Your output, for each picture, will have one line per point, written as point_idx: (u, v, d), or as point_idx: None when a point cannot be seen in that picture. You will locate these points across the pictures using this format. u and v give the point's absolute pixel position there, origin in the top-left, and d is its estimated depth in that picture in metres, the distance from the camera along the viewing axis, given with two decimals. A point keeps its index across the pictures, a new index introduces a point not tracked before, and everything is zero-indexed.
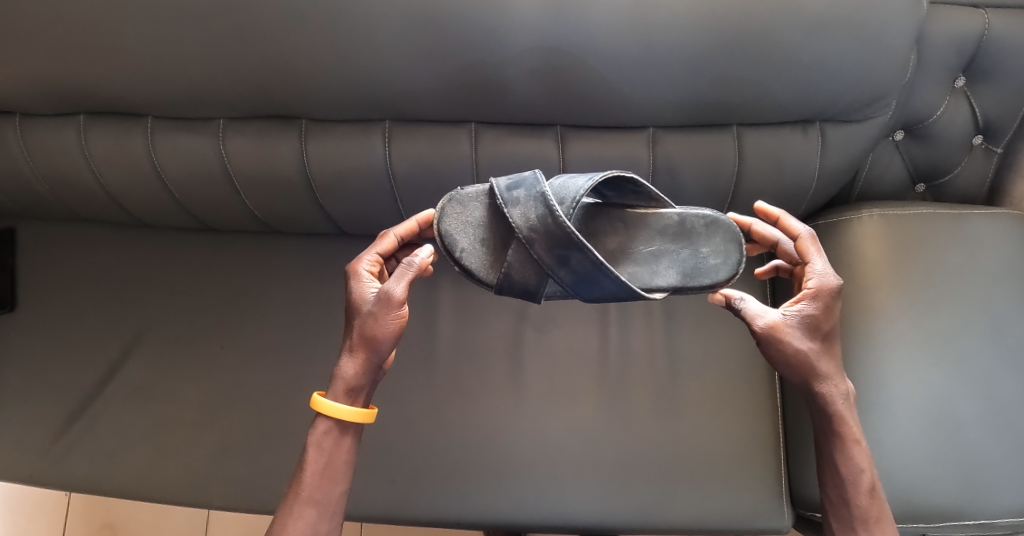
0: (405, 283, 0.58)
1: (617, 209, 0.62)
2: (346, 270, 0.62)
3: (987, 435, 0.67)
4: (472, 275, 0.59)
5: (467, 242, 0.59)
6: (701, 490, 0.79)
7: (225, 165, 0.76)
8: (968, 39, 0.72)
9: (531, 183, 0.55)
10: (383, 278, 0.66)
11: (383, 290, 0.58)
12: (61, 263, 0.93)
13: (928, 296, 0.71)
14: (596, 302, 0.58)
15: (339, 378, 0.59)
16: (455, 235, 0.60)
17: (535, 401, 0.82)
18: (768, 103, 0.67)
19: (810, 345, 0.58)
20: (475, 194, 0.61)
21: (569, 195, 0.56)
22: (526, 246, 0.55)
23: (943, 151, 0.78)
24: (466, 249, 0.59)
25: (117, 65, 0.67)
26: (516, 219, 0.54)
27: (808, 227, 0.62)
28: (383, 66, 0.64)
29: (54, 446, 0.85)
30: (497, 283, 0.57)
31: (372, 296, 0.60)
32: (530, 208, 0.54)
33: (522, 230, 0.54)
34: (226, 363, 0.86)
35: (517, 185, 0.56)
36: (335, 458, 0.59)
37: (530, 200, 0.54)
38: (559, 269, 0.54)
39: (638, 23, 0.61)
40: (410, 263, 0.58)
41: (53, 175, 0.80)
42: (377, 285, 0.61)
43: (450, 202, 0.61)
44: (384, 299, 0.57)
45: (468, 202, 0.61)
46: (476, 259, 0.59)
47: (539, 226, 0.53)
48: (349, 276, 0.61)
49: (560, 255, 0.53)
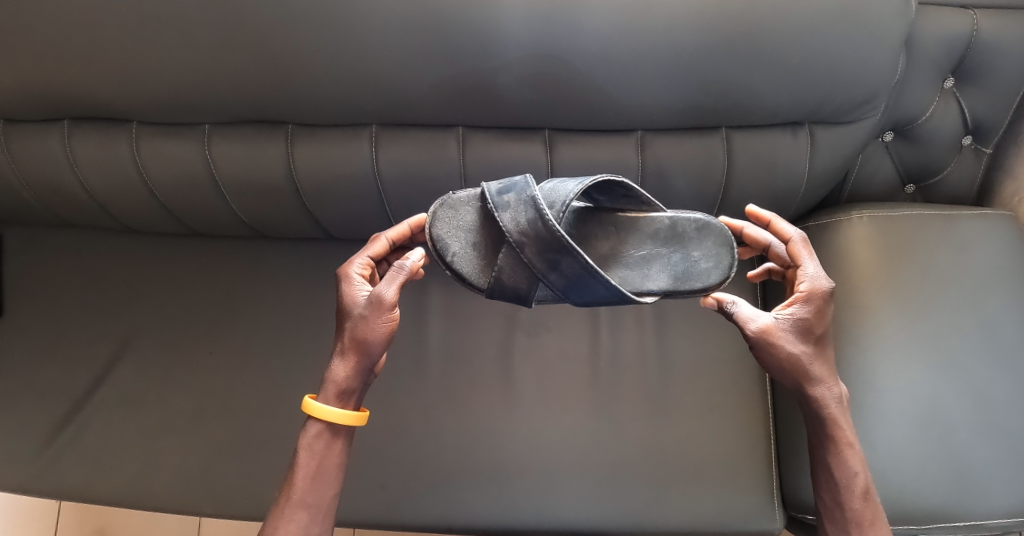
0: (396, 285, 0.57)
1: (609, 213, 0.62)
2: (337, 273, 0.62)
3: (977, 436, 0.67)
4: (463, 280, 0.59)
5: (458, 247, 0.59)
6: (694, 492, 0.78)
7: (211, 171, 0.75)
8: (956, 40, 0.72)
9: (522, 187, 0.55)
10: (375, 280, 0.65)
11: (374, 293, 0.57)
12: (49, 270, 0.93)
13: (918, 298, 0.71)
14: (587, 306, 0.57)
15: (330, 381, 0.58)
16: (447, 240, 0.59)
17: (527, 405, 0.82)
18: (756, 106, 0.67)
19: (803, 349, 0.58)
20: (467, 198, 0.61)
21: (559, 199, 0.55)
22: (515, 249, 0.54)
23: (932, 152, 0.78)
24: (458, 253, 0.59)
25: (100, 71, 0.66)
26: (506, 223, 0.54)
27: (799, 230, 0.62)
28: (369, 70, 0.64)
29: (43, 454, 0.84)
30: (488, 288, 0.57)
31: (363, 298, 0.59)
32: (520, 212, 0.54)
33: (513, 234, 0.54)
34: (217, 368, 0.86)
35: (508, 189, 0.55)
36: (327, 461, 0.58)
37: (520, 205, 0.54)
38: (550, 273, 0.54)
39: (625, 27, 0.61)
40: (401, 266, 0.57)
41: (41, 181, 0.80)
42: (369, 288, 0.60)
43: (441, 206, 0.60)
44: (375, 302, 0.57)
45: (459, 207, 0.60)
46: (467, 264, 0.59)
47: (529, 230, 0.53)
48: (340, 279, 0.61)
49: (550, 258, 0.53)
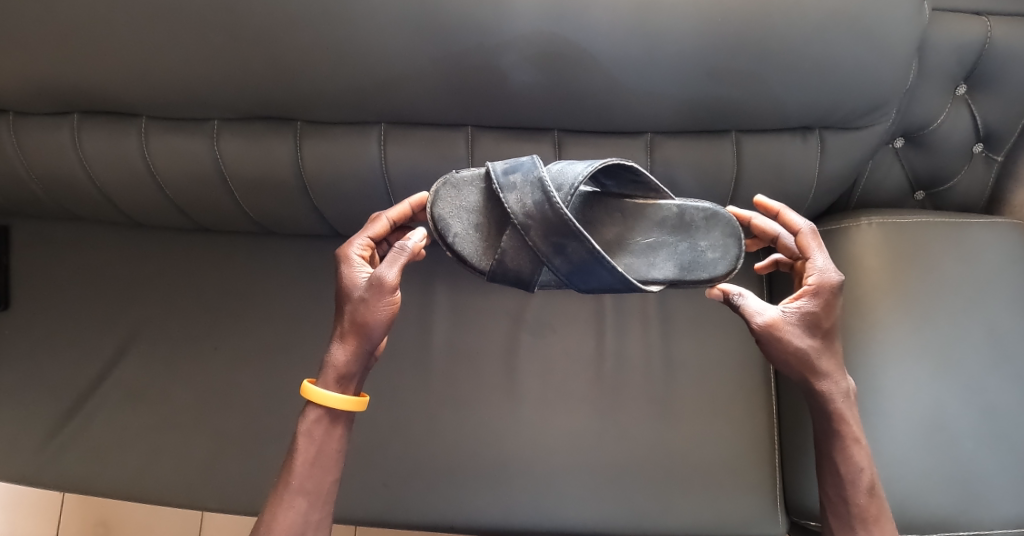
0: (398, 267, 0.57)
1: (614, 197, 0.62)
2: (337, 254, 0.61)
3: (982, 445, 0.66)
4: (464, 261, 0.59)
5: (460, 228, 0.59)
6: (695, 495, 0.79)
7: (219, 166, 0.75)
8: (969, 47, 0.71)
9: (528, 167, 0.55)
10: (375, 262, 0.65)
11: (375, 276, 0.57)
12: (55, 262, 0.93)
13: (925, 303, 0.71)
14: (591, 293, 0.58)
15: (330, 366, 0.58)
16: (449, 220, 0.59)
17: (530, 404, 0.82)
18: (767, 109, 0.66)
19: (810, 343, 0.57)
20: (471, 178, 0.60)
21: (567, 182, 0.55)
22: (518, 230, 0.54)
23: (942, 159, 0.78)
24: (460, 234, 0.59)
25: (110, 65, 0.66)
26: (511, 205, 0.54)
27: (809, 221, 0.61)
28: (379, 69, 0.64)
29: (47, 447, 0.84)
30: (490, 270, 0.57)
31: (363, 280, 0.59)
32: (526, 193, 0.53)
33: (518, 216, 0.54)
34: (222, 363, 0.86)
35: (514, 169, 0.55)
36: (326, 447, 0.58)
37: (526, 186, 0.54)
38: (556, 257, 0.54)
39: (638, 30, 0.61)
40: (403, 247, 0.57)
41: (48, 174, 0.80)
42: (369, 270, 0.60)
43: (444, 185, 0.60)
44: (376, 284, 0.56)
45: (463, 186, 0.60)
46: (469, 245, 0.58)
47: (535, 212, 0.53)
48: (340, 261, 0.60)
49: (556, 242, 0.53)
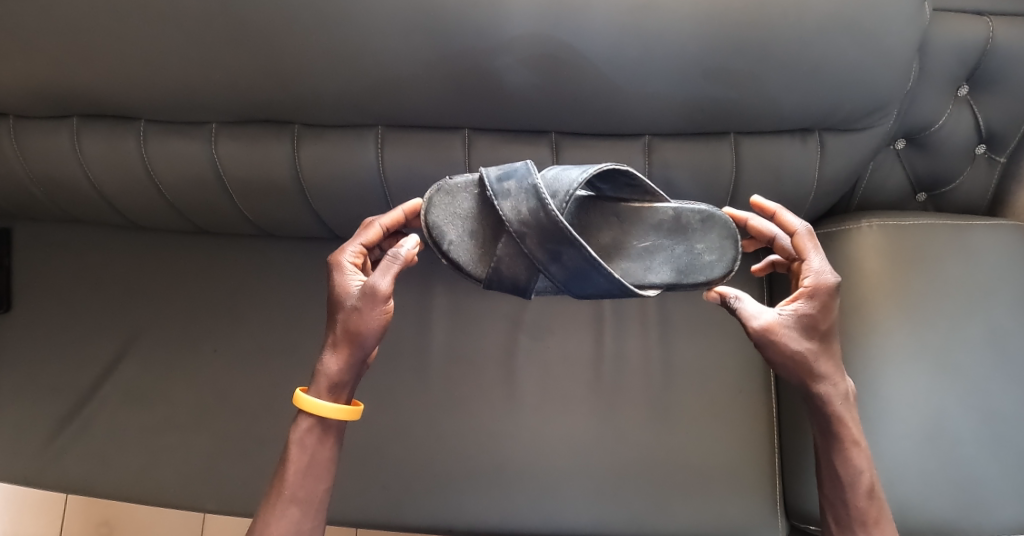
0: (390, 276, 0.56)
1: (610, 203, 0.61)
2: (329, 261, 0.61)
3: (985, 452, 0.66)
4: (460, 268, 0.58)
5: (455, 235, 0.58)
6: (694, 498, 0.78)
7: (218, 169, 0.76)
8: (971, 47, 0.70)
9: (522, 174, 0.54)
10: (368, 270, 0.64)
11: (367, 285, 0.56)
12: (57, 264, 0.93)
13: (925, 307, 0.70)
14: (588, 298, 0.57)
15: (323, 374, 0.58)
16: (444, 227, 0.58)
17: (529, 406, 0.82)
18: (765, 111, 0.66)
19: (808, 345, 0.57)
20: (464, 185, 0.59)
21: (561, 188, 0.55)
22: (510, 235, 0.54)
23: (944, 161, 0.77)
24: (454, 242, 0.58)
25: (107, 68, 0.66)
26: (506, 212, 0.54)
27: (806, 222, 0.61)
28: (375, 72, 0.64)
29: (50, 448, 0.85)
30: (486, 277, 0.57)
31: (356, 289, 0.58)
32: (520, 200, 0.53)
33: (512, 223, 0.53)
34: (221, 366, 0.86)
35: (508, 176, 0.55)
36: (318, 455, 0.58)
37: (520, 193, 0.53)
38: (550, 265, 0.54)
39: (636, 32, 0.60)
40: (395, 255, 0.56)
41: (49, 176, 0.80)
42: (361, 278, 0.59)
43: (438, 192, 0.59)
44: (369, 292, 0.56)
45: (456, 193, 0.59)
46: (464, 252, 0.58)
47: (530, 220, 0.53)
48: (333, 268, 0.60)
49: (551, 250, 0.53)
